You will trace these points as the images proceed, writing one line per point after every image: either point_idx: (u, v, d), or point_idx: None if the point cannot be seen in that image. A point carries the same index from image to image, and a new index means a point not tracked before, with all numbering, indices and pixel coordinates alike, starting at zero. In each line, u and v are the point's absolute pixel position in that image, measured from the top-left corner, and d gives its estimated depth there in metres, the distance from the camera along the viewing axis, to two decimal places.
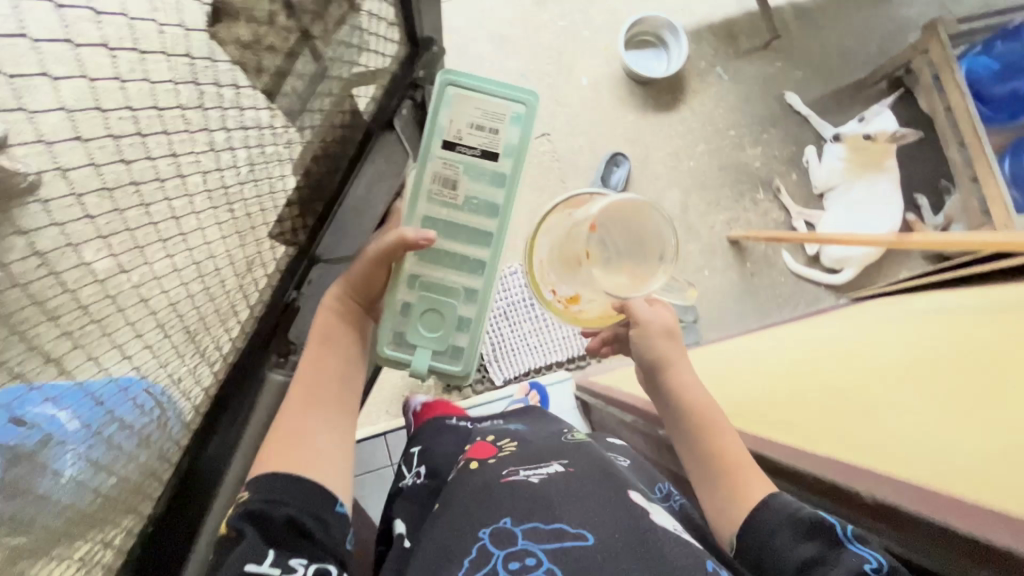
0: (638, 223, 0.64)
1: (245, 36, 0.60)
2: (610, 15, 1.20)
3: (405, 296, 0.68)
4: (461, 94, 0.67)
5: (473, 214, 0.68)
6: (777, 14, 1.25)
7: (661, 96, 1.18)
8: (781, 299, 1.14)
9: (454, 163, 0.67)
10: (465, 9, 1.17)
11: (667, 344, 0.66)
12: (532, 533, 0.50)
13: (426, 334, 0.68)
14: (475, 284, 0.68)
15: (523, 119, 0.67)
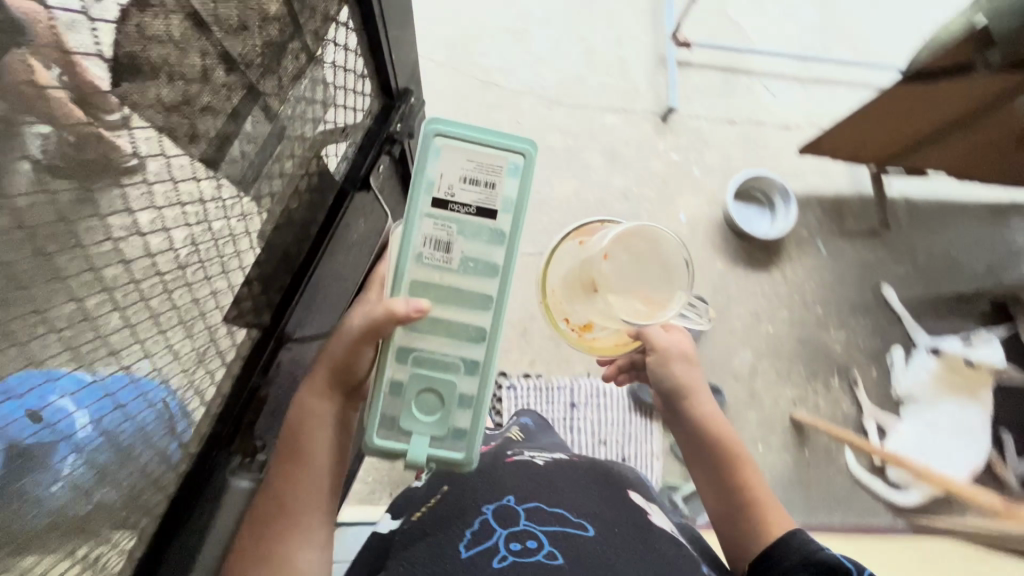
0: (649, 246, 0.65)
1: (169, 96, 0.41)
2: (723, 162, 1.20)
3: (392, 372, 0.54)
4: (449, 143, 0.54)
5: (469, 281, 0.55)
6: (890, 204, 1.22)
7: (756, 253, 1.15)
8: (834, 500, 1.05)
9: (446, 223, 0.54)
10: (586, 119, 1.19)
11: (684, 368, 0.74)
12: (537, 518, 0.60)
13: (421, 418, 0.54)
14: (475, 354, 0.55)
15: (521, 170, 0.55)
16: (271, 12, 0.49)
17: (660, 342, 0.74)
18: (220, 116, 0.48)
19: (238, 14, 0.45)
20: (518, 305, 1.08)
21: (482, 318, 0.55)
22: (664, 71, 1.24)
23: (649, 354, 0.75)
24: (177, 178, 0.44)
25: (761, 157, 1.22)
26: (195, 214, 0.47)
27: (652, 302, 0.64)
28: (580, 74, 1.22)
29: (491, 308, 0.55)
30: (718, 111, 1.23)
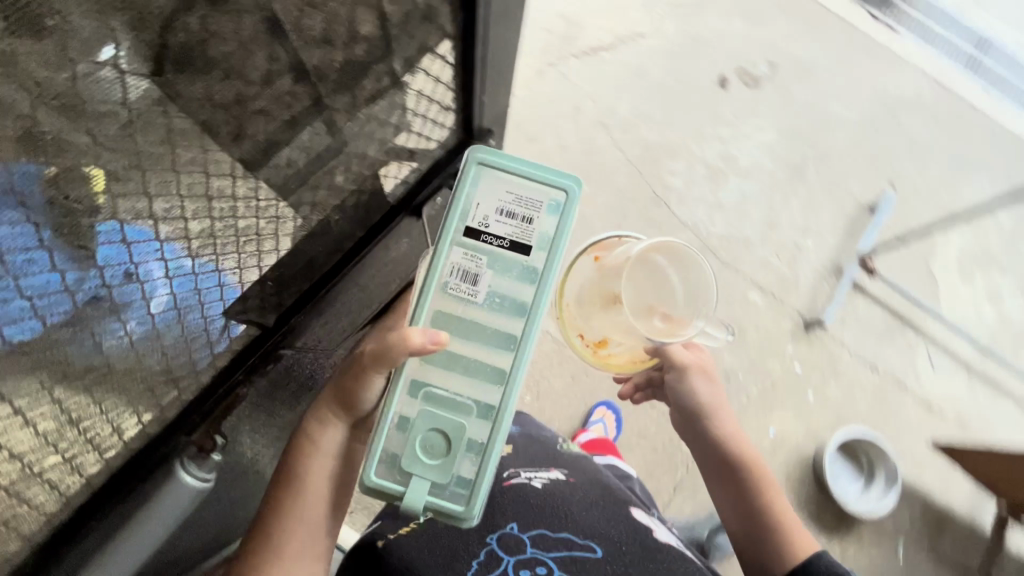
0: (675, 266, 0.66)
1: (228, 96, 0.47)
2: (842, 403, 1.09)
3: (398, 408, 0.51)
4: (490, 173, 0.52)
5: (493, 323, 0.52)
6: (1000, 553, 1.05)
7: (826, 512, 1.03)
8: None
9: (476, 253, 0.51)
10: (732, 283, 1.13)
11: (704, 387, 0.75)
12: (540, 544, 0.66)
13: (422, 461, 0.51)
14: (490, 397, 0.52)
15: (563, 207, 0.52)
16: (362, 34, 0.53)
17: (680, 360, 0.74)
18: (277, 120, 0.52)
19: (322, 29, 0.49)
20: (566, 414, 1.04)
21: (500, 359, 0.52)
22: (833, 283, 1.15)
23: (671, 373, 0.75)
24: (212, 173, 0.50)
25: (885, 421, 1.09)
26: (223, 210, 0.54)
27: (672, 318, 0.64)
28: (750, 239, 1.16)
29: (513, 351, 0.52)
30: (865, 351, 1.12)
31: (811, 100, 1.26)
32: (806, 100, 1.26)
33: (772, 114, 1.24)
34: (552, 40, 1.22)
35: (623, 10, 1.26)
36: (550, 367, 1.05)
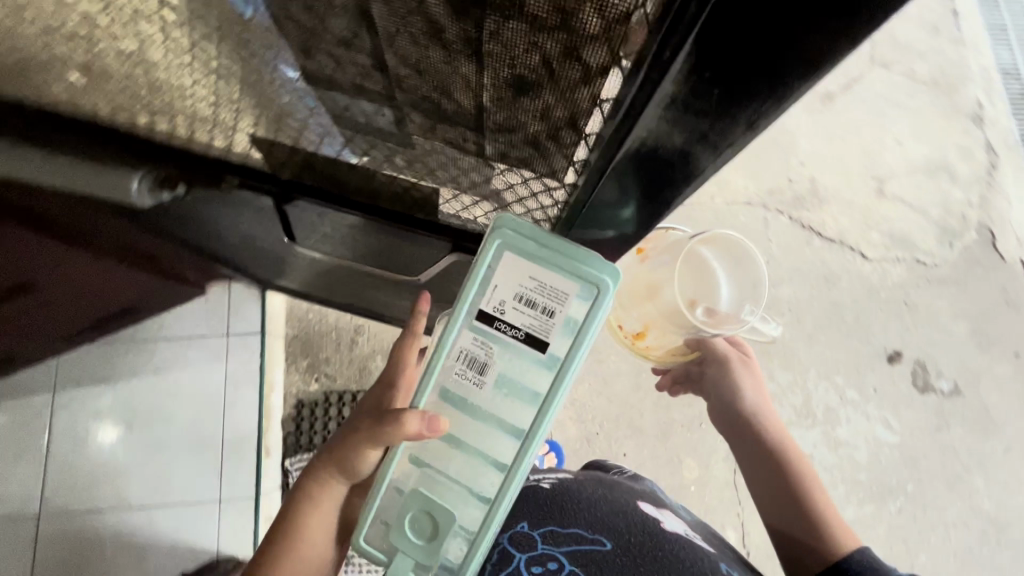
0: (718, 257, 0.80)
1: (306, 23, 0.44)
2: None
3: (391, 478, 0.56)
4: (511, 256, 0.51)
5: (506, 417, 0.53)
6: None
7: None
8: None
9: (490, 343, 0.52)
10: (723, 508, 1.02)
11: (742, 369, 0.79)
12: (551, 538, 0.65)
13: (409, 539, 0.55)
14: (484, 489, 0.54)
15: (592, 299, 0.51)
16: (458, 95, 0.47)
17: (722, 352, 0.80)
18: (347, 76, 0.49)
19: (417, 57, 0.44)
20: None
21: (506, 447, 0.54)
22: None
23: (712, 368, 0.80)
24: (268, 77, 0.51)
25: None
26: (266, 103, 0.54)
27: (714, 313, 0.77)
28: None
29: (520, 441, 0.53)
30: None
31: (961, 452, 1.08)
32: (956, 447, 1.08)
33: (910, 425, 1.09)
34: (785, 193, 1.19)
35: (866, 226, 1.19)
36: None
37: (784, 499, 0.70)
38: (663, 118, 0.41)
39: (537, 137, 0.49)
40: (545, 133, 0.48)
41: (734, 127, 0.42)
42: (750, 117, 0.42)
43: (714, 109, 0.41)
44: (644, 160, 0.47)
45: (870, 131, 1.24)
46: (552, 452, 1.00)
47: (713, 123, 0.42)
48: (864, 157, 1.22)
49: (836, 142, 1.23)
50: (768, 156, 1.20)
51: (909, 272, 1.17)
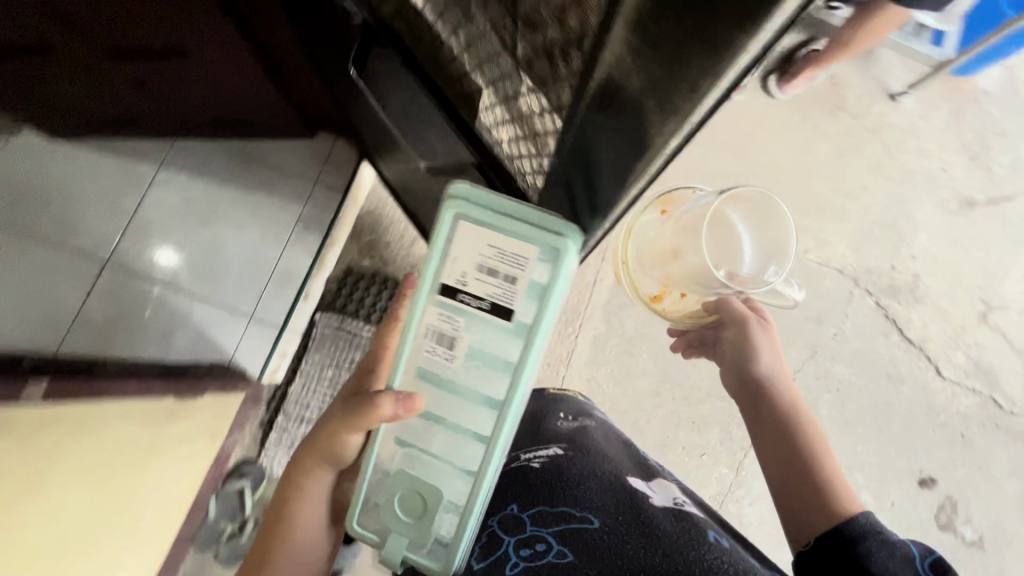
0: (741, 209, 0.75)
1: None
2: None
3: (379, 459, 0.58)
4: (467, 225, 0.49)
5: (480, 390, 0.53)
6: None
7: None
8: None
9: (451, 318, 0.52)
10: None
11: (759, 332, 0.76)
12: (539, 518, 0.68)
13: (399, 516, 0.57)
14: (466, 468, 0.56)
15: (552, 255, 0.48)
16: None
17: (738, 311, 0.77)
18: None
19: None
20: None
21: (484, 419, 0.54)
22: None
23: (730, 328, 0.77)
24: None
25: None
26: None
27: (733, 276, 0.72)
28: None
29: (496, 411, 0.53)
30: None
31: None
32: None
33: None
34: (884, 276, 1.13)
35: (955, 343, 1.11)
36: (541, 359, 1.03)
37: (791, 465, 0.66)
38: (629, 48, 0.31)
39: (553, 47, 0.44)
40: (557, 45, 0.43)
41: (678, 100, 0.29)
42: (695, 81, 0.27)
43: (661, 52, 0.29)
44: (612, 113, 0.37)
45: (999, 254, 1.15)
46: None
47: (660, 82, 0.30)
48: (982, 276, 1.14)
49: (957, 249, 1.15)
50: (880, 234, 1.14)
51: (979, 406, 1.09)
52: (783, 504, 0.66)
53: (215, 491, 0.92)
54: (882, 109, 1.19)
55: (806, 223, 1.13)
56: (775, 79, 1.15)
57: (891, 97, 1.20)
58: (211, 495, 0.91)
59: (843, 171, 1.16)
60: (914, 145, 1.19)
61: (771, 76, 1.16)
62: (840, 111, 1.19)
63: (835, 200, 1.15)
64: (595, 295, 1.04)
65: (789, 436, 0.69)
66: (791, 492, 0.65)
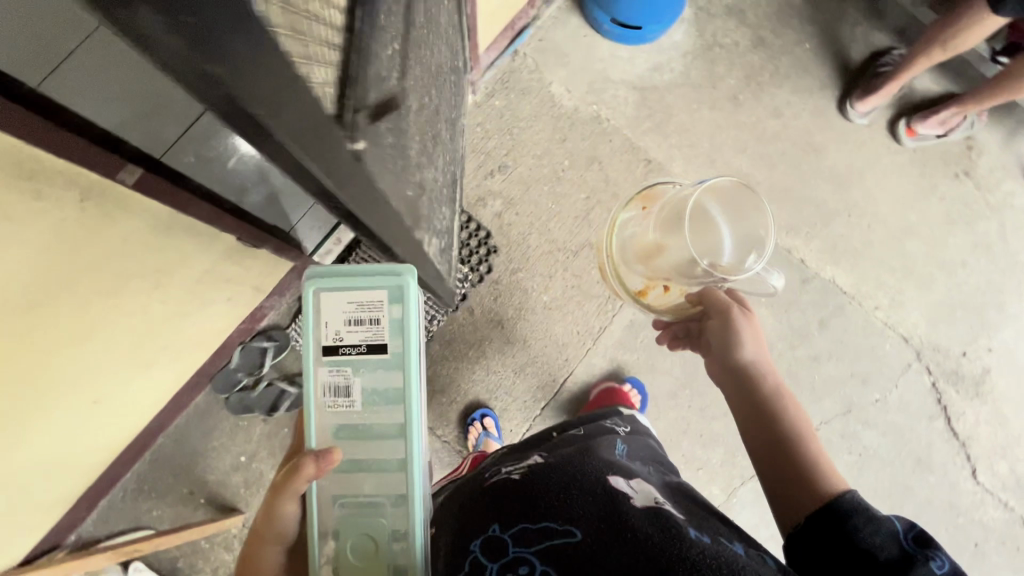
0: (731, 194, 0.75)
1: None
2: None
3: (320, 526, 0.49)
4: (326, 294, 0.48)
5: (376, 419, 0.49)
6: None
7: None
8: (149, 478, 0.96)
9: (341, 368, 0.49)
10: None
11: (736, 317, 0.68)
12: (520, 538, 0.51)
13: (351, 560, 0.49)
14: (397, 485, 0.49)
15: (397, 295, 0.48)
16: None
17: (723, 301, 0.70)
18: None
19: None
20: (531, 339, 1.02)
21: (395, 447, 0.49)
22: None
23: (713, 317, 0.70)
24: None
25: None
26: None
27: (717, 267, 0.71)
28: None
29: (404, 437, 0.49)
30: None
31: None
32: None
33: None
34: (950, 358, 1.05)
35: (1002, 451, 1.03)
36: (572, 326, 1.03)
37: (776, 459, 0.61)
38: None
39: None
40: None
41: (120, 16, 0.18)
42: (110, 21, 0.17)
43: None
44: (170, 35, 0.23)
45: None
46: (636, 391, 0.99)
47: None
48: None
49: None
50: (962, 315, 1.06)
51: (1004, 522, 1.02)
52: (772, 492, 0.60)
53: (242, 344, 0.96)
54: (1010, 188, 1.10)
55: (886, 279, 1.07)
56: (904, 123, 1.08)
57: None
58: (238, 346, 0.96)
59: (946, 239, 1.08)
60: None
61: (901, 118, 1.09)
62: (965, 177, 1.10)
63: (925, 266, 1.07)
64: None
65: (771, 431, 0.63)
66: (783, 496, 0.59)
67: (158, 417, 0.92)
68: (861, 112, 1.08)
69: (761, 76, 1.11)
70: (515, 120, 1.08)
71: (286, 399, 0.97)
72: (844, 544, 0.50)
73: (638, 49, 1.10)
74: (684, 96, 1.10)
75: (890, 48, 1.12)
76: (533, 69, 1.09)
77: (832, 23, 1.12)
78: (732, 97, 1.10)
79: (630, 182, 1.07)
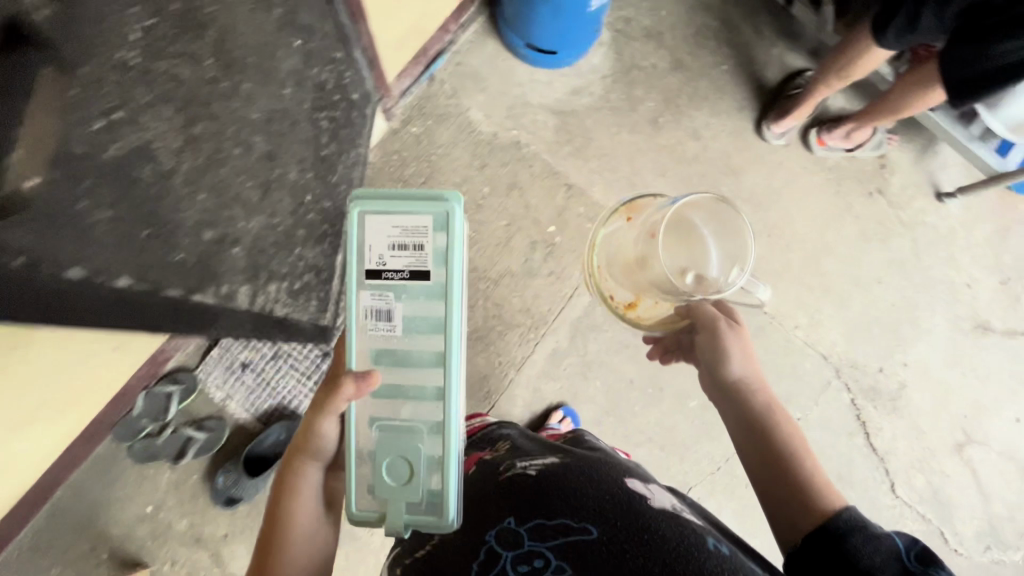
0: (707, 211, 0.75)
1: None
2: None
3: (361, 445, 0.55)
4: (371, 217, 0.51)
5: (420, 346, 0.53)
6: None
7: None
8: (46, 534, 0.91)
9: (382, 291, 0.53)
10: None
11: (733, 337, 0.68)
12: (535, 532, 0.59)
13: (386, 481, 0.54)
14: (433, 414, 0.54)
15: (443, 222, 0.51)
16: None
17: (710, 318, 0.70)
18: None
19: None
20: None
21: (434, 376, 0.53)
22: None
23: (699, 333, 0.70)
24: None
25: None
26: None
27: (703, 280, 0.71)
28: None
29: (443, 364, 0.53)
30: None
31: None
32: None
33: None
34: (868, 375, 1.07)
35: (919, 465, 1.05)
36: (495, 356, 1.01)
37: (775, 471, 0.64)
38: None
39: None
40: None
41: None
42: None
43: None
44: None
45: (996, 391, 1.09)
46: (569, 420, 0.98)
47: None
48: (972, 406, 1.08)
49: (955, 371, 1.09)
50: (879, 332, 1.08)
51: (923, 535, 1.04)
52: (772, 505, 0.63)
53: (146, 388, 0.92)
54: (923, 206, 1.12)
55: (805, 299, 1.08)
56: (815, 133, 1.10)
57: (937, 196, 1.12)
58: (141, 392, 0.91)
59: (861, 257, 1.10)
60: (944, 252, 1.12)
61: (811, 128, 1.11)
62: (879, 196, 1.12)
63: (844, 284, 1.09)
64: (567, 310, 1.03)
65: (771, 442, 0.65)
66: (776, 500, 0.63)
67: (51, 470, 0.86)
68: (777, 134, 1.10)
69: (680, 98, 1.11)
70: (434, 147, 1.06)
71: (193, 445, 0.93)
72: (843, 562, 0.54)
73: (557, 73, 1.09)
74: (604, 120, 1.09)
75: (804, 70, 1.13)
76: (451, 95, 1.07)
77: (747, 45, 1.14)
78: (651, 120, 1.10)
79: (550, 209, 1.06)
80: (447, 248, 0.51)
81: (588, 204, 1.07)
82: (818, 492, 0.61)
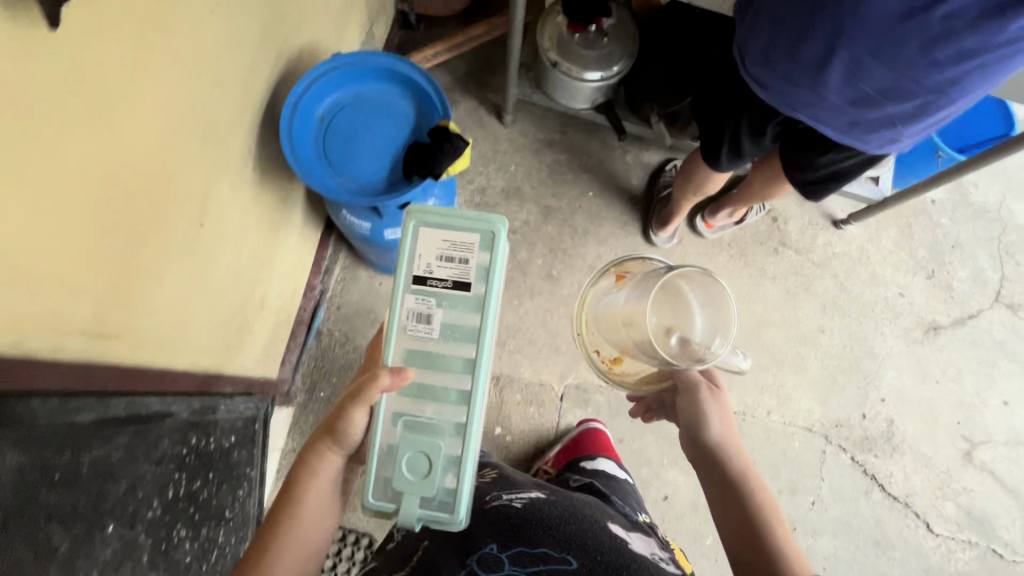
0: (682, 286, 0.68)
1: None
2: None
3: (382, 439, 0.49)
4: (427, 229, 0.49)
5: (453, 354, 0.49)
6: None
7: None
8: None
9: (426, 296, 0.49)
10: None
11: (711, 397, 0.64)
12: (516, 557, 0.52)
13: (405, 473, 0.48)
14: (457, 414, 0.48)
15: (494, 238, 0.48)
16: None
17: (692, 380, 0.65)
18: None
19: None
20: None
21: (457, 381, 0.49)
22: None
23: (680, 396, 0.66)
24: None
25: None
26: None
27: (686, 344, 0.65)
28: None
29: (473, 370, 0.48)
30: None
31: None
32: None
33: None
34: (856, 428, 1.05)
35: (942, 493, 1.03)
36: None
37: (749, 532, 0.57)
38: None
39: None
40: None
41: None
42: None
43: None
44: None
45: (974, 383, 1.08)
46: None
47: None
48: (960, 410, 1.07)
49: (929, 382, 1.08)
50: (844, 379, 1.07)
51: (977, 560, 1.01)
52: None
53: None
54: (827, 240, 1.13)
55: (765, 381, 1.06)
56: (700, 220, 1.10)
57: (835, 224, 1.13)
58: None
59: (795, 314, 1.09)
60: (866, 273, 1.12)
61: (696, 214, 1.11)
62: (784, 248, 1.12)
63: (792, 349, 1.08)
64: None
65: (743, 499, 0.59)
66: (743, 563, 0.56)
67: None
68: (667, 237, 1.08)
69: (564, 243, 1.09)
70: None
71: None
72: None
73: None
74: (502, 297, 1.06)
75: (665, 162, 1.13)
76: (344, 341, 1.02)
77: (602, 162, 1.13)
78: (546, 275, 1.08)
79: (488, 411, 1.01)
80: (500, 262, 0.49)
81: (523, 388, 1.02)
82: (780, 551, 0.55)
